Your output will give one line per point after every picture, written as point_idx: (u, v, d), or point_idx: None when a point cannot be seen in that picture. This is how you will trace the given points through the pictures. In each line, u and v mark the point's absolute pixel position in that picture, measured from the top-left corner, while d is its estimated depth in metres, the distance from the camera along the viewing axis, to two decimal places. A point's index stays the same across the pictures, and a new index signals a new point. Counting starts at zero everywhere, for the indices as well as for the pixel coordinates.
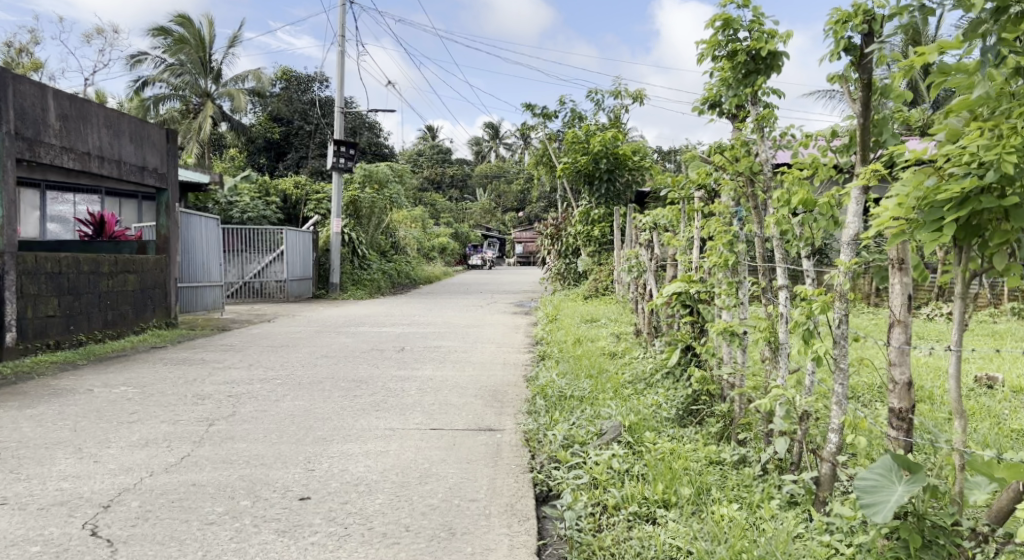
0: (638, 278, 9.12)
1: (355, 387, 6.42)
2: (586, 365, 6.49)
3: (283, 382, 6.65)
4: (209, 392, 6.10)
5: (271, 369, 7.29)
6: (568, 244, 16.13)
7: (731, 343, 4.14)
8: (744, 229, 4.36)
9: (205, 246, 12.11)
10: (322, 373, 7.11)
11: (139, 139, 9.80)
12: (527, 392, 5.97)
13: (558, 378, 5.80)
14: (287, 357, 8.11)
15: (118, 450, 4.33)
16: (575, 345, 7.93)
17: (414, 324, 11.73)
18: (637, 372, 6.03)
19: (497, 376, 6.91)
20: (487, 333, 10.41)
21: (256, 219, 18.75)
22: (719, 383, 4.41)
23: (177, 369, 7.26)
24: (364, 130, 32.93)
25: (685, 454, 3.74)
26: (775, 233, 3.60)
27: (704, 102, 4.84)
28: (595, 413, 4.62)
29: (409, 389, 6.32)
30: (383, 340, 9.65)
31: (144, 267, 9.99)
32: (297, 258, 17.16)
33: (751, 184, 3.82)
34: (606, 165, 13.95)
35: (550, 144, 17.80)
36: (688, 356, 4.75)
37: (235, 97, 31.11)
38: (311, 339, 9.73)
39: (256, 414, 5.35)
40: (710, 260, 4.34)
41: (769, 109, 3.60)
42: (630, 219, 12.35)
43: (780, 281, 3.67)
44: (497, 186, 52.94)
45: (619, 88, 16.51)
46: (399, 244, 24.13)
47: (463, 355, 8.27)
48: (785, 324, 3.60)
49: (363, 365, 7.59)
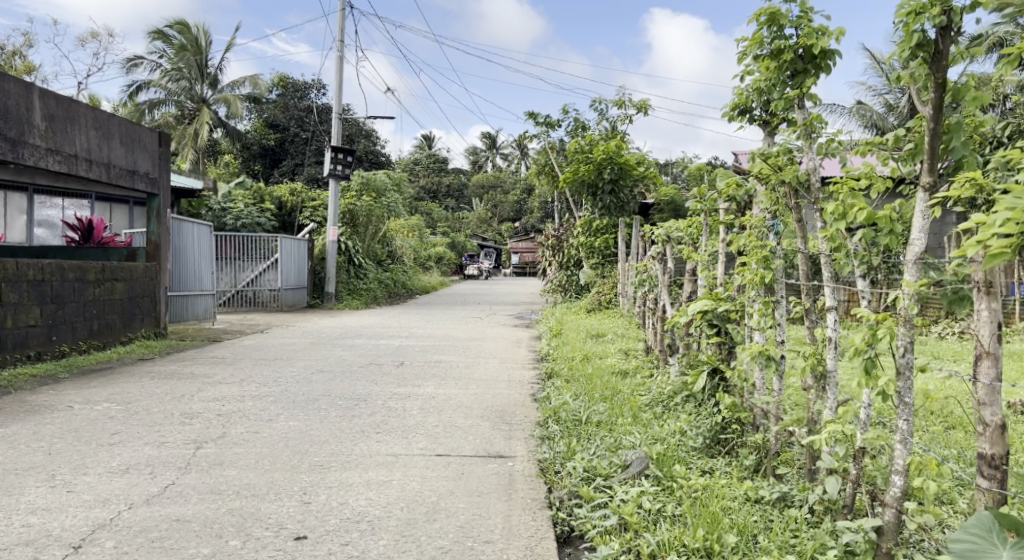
0: (648, 292, 8.80)
1: (354, 406, 6.05)
2: (598, 385, 6.15)
3: (277, 400, 6.28)
4: (198, 410, 5.72)
5: (264, 385, 6.91)
6: (569, 255, 15.78)
7: (767, 368, 3.82)
8: (781, 245, 4.04)
9: (197, 253, 11.75)
10: (318, 390, 6.74)
11: (130, 142, 9.46)
12: (537, 414, 5.62)
13: (571, 399, 5.48)
14: (281, 371, 7.74)
15: (95, 478, 3.96)
16: (583, 362, 7.60)
17: (413, 336, 11.36)
18: (653, 394, 5.70)
19: (503, 396, 6.56)
20: (489, 347, 10.07)
21: (251, 226, 18.37)
22: (752, 411, 4.10)
23: (165, 383, 6.88)
24: (361, 138, 32.67)
25: (721, 491, 3.42)
26: (824, 250, 3.27)
27: (734, 107, 4.53)
28: (616, 442, 4.29)
29: (411, 409, 5.97)
30: (382, 353, 9.30)
31: (134, 275, 9.61)
32: (292, 267, 16.79)
33: (795, 195, 3.51)
34: (610, 175, 13.73)
35: (551, 154, 17.53)
36: (714, 380, 4.44)
37: (231, 103, 30.81)
38: (306, 352, 9.37)
39: (248, 436, 4.98)
40: (744, 278, 4.02)
41: (818, 114, 3.28)
42: (636, 230, 12.06)
43: (827, 302, 3.34)
44: (494, 196, 52.73)
45: (622, 98, 16.30)
46: (395, 253, 23.78)
47: (465, 371, 7.93)
48: (834, 349, 3.28)
49: (361, 381, 7.23)
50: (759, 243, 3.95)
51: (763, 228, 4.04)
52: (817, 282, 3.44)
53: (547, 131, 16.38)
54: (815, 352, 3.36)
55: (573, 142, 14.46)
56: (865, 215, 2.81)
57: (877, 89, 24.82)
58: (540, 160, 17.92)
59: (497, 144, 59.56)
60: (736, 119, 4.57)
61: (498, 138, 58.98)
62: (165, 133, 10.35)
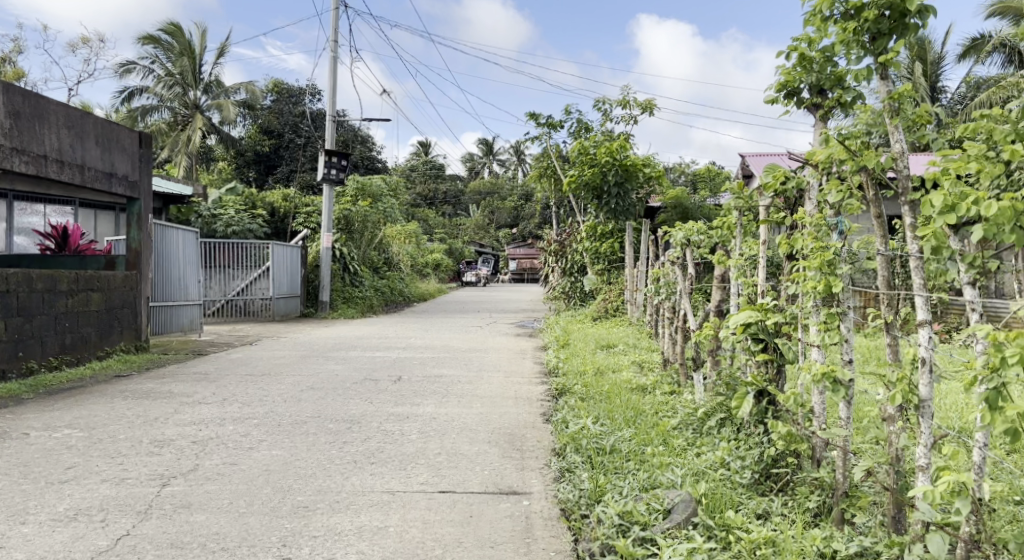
0: (663, 301, 8.21)
1: (345, 430, 5.41)
2: (618, 406, 5.53)
3: (261, 423, 5.64)
4: (170, 437, 5.09)
5: (249, 405, 6.28)
6: (573, 260, 15.06)
7: (834, 394, 3.25)
8: (845, 246, 3.45)
9: (184, 261, 11.14)
10: (307, 411, 6.10)
11: (108, 143, 8.84)
12: (551, 440, 5.01)
13: (590, 423, 4.84)
14: (267, 388, 7.09)
15: (34, 529, 3.31)
16: (596, 378, 7.00)
17: (411, 348, 10.73)
18: (680, 416, 5.09)
19: (511, 416, 5.95)
20: (492, 359, 9.45)
21: (241, 233, 17.73)
22: (810, 441, 3.53)
23: (138, 404, 6.23)
24: (356, 144, 32.13)
25: (791, 548, 2.82)
26: (915, 250, 2.67)
27: (779, 89, 4.00)
28: (650, 479, 3.68)
29: (410, 434, 5.33)
30: (378, 367, 8.66)
31: (112, 285, 8.98)
32: (284, 275, 16.17)
33: (875, 184, 2.91)
34: (615, 177, 13.20)
35: (553, 156, 16.97)
36: (763, 404, 3.87)
37: (225, 109, 30.23)
38: (296, 366, 8.73)
39: (224, 469, 4.34)
40: (803, 284, 3.44)
41: (909, 83, 2.70)
42: (645, 235, 11.48)
43: (919, 316, 2.72)
44: (491, 203, 51.72)
45: (627, 97, 15.74)
46: (392, 260, 23.17)
47: (468, 387, 7.29)
48: (928, 371, 2.68)
49: (354, 400, 6.59)
50: (821, 244, 3.37)
51: (824, 226, 3.47)
52: (902, 290, 2.85)
53: (548, 133, 15.82)
54: (904, 373, 2.78)
55: (576, 143, 13.91)
56: (991, 207, 2.22)
57: None
58: (542, 162, 17.30)
59: (494, 151, 59.18)
60: (779, 103, 4.03)
61: (494, 145, 58.69)
62: (145, 134, 9.74)
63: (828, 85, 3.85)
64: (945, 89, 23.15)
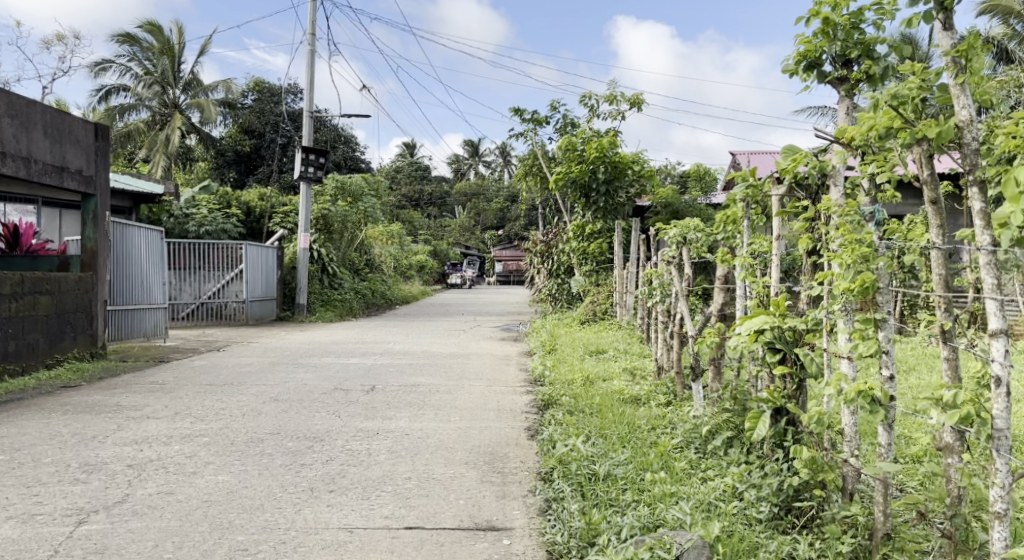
0: (655, 303, 7.68)
1: (306, 450, 4.83)
2: (611, 421, 4.99)
3: (211, 442, 5.03)
4: (104, 460, 4.48)
5: (202, 421, 5.67)
6: (559, 261, 14.49)
7: (871, 417, 2.74)
8: (884, 240, 2.90)
9: (147, 261, 10.49)
10: (265, 428, 5.50)
11: (58, 134, 8.20)
12: (536, 461, 4.47)
13: (581, 443, 4.26)
14: (227, 400, 6.48)
15: None
16: (585, 388, 6.46)
17: (389, 353, 10.14)
18: (680, 433, 4.56)
19: (492, 432, 5.39)
20: (475, 366, 8.88)
21: (215, 233, 17.04)
22: (839, 470, 3.01)
23: (78, 420, 5.59)
24: (337, 143, 31.48)
25: None
26: (988, 242, 2.10)
27: (797, 61, 3.47)
28: (653, 516, 3.13)
29: (377, 454, 4.75)
30: (350, 375, 8.06)
31: (64, 287, 8.32)
32: (259, 276, 15.52)
33: (932, 161, 2.37)
34: (604, 174, 12.72)
35: (538, 154, 16.44)
36: (782, 423, 3.34)
37: (204, 108, 29.46)
38: (263, 374, 8.12)
39: (158, 499, 3.75)
40: (835, 284, 2.88)
41: (978, 30, 2.16)
42: (635, 234, 10.96)
43: (992, 325, 2.16)
44: (477, 205, 50.89)
45: (614, 92, 15.24)
46: (373, 261, 22.51)
47: (446, 398, 6.70)
48: (1004, 393, 2.12)
49: (319, 414, 5.98)
50: (855, 236, 2.82)
51: (857, 217, 2.93)
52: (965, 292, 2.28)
53: (533, 129, 15.26)
54: (970, 395, 2.24)
55: (562, 139, 13.39)
56: None
57: None
58: (528, 159, 16.74)
59: (480, 153, 58.66)
60: (799, 76, 3.49)
61: (480, 147, 58.18)
62: (102, 125, 9.09)
63: (856, 54, 3.31)
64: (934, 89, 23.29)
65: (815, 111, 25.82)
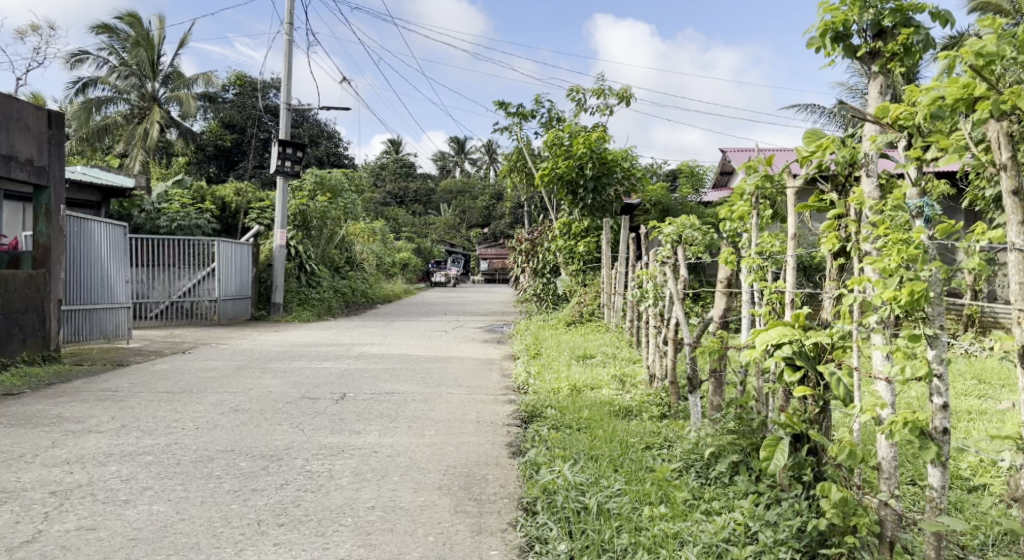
0: (646, 306, 7.20)
1: (259, 473, 4.30)
2: (602, 440, 4.50)
3: (153, 462, 4.47)
4: (26, 485, 3.92)
5: (149, 436, 5.11)
6: (545, 260, 13.96)
7: (919, 453, 2.29)
8: (935, 240, 2.44)
9: (109, 258, 9.87)
10: (217, 444, 4.95)
11: (5, 121, 7.59)
12: (516, 487, 3.96)
13: (568, 469, 3.75)
14: (181, 411, 5.92)
15: None
16: (573, 398, 5.97)
17: (365, 357, 9.58)
18: (679, 455, 4.07)
19: (470, 449, 4.88)
20: (455, 371, 8.36)
21: (189, 229, 16.38)
22: (874, 514, 2.55)
23: (9, 434, 5.01)
24: (320, 139, 30.87)
25: None
26: None
27: (822, 32, 2.98)
28: None
29: (339, 477, 4.22)
30: (320, 381, 7.51)
31: (11, 285, 7.70)
32: (232, 274, 14.91)
33: (1011, 142, 2.02)
34: (593, 171, 12.29)
35: (524, 150, 15.93)
36: (804, 453, 2.87)
37: (183, 101, 28.66)
38: (226, 380, 7.55)
39: (74, 538, 3.21)
40: (878, 294, 2.41)
41: None
42: (625, 231, 10.46)
43: None
44: (463, 202, 50.37)
45: (602, 86, 14.77)
46: (354, 259, 21.91)
47: (422, 409, 6.18)
48: None
49: (281, 428, 5.44)
50: (901, 235, 2.36)
51: (902, 212, 2.47)
52: None
53: (518, 124, 14.75)
54: None
55: (549, 134, 12.90)
56: None
57: (857, 91, 25.02)
58: (513, 154, 16.22)
59: (466, 150, 58.09)
60: (823, 48, 3.01)
61: (466, 144, 57.65)
62: (56, 113, 8.48)
63: (892, 23, 2.85)
64: None
65: (804, 109, 25.54)
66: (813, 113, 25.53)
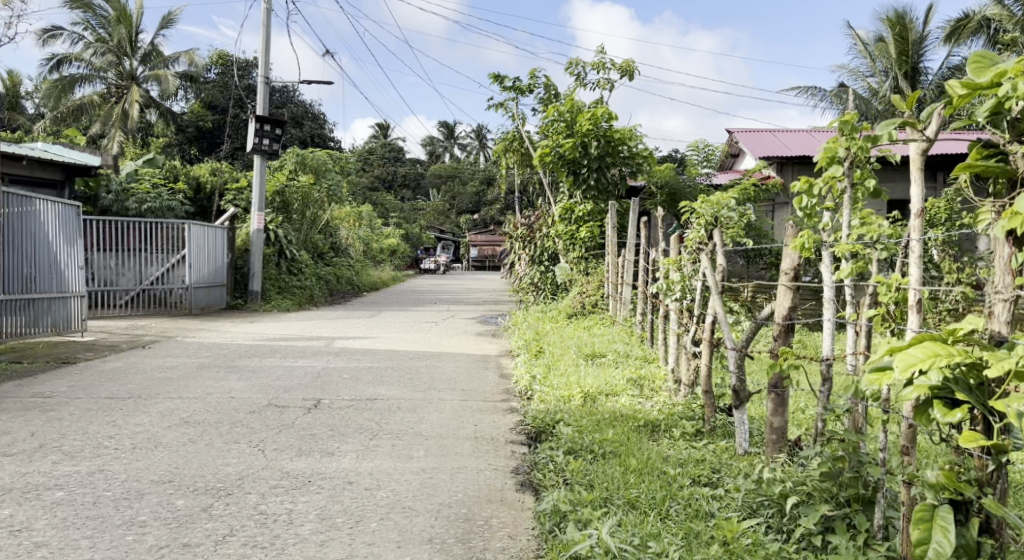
0: (667, 301, 6.22)
1: (198, 517, 3.33)
2: (637, 475, 3.54)
3: (63, 501, 3.48)
4: None
5: (68, 460, 4.12)
6: (543, 246, 12.94)
7: None
8: None
9: (57, 241, 8.80)
10: (153, 472, 3.96)
11: None
12: (532, 544, 3.01)
13: (607, 526, 2.80)
14: (120, 425, 4.92)
15: None
16: (587, 410, 5.02)
17: (345, 353, 8.57)
18: (742, 499, 3.13)
19: (466, 480, 3.90)
20: (447, 371, 7.39)
21: (159, 211, 15.25)
22: None
23: None
24: (304, 120, 29.69)
25: None
26: None
27: None
28: None
29: (300, 525, 3.26)
30: (292, 384, 6.52)
31: None
32: (205, 259, 13.86)
33: None
34: (596, 150, 11.43)
35: (519, 128, 14.90)
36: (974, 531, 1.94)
37: (163, 79, 27.26)
38: (183, 383, 6.55)
39: None
40: None
41: None
42: (633, 214, 9.48)
43: None
44: (452, 187, 49.32)
45: (603, 59, 13.69)
46: (338, 245, 20.83)
47: (408, 422, 5.20)
48: None
49: (237, 448, 4.47)
50: None
51: None
52: None
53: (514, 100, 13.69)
54: None
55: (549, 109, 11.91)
56: None
57: (859, 72, 24.13)
58: (507, 134, 15.15)
59: (455, 135, 56.87)
60: None
61: (456, 129, 56.50)
62: None
63: None
64: (926, 71, 22.39)
65: (803, 92, 24.68)
66: (813, 95, 24.64)
